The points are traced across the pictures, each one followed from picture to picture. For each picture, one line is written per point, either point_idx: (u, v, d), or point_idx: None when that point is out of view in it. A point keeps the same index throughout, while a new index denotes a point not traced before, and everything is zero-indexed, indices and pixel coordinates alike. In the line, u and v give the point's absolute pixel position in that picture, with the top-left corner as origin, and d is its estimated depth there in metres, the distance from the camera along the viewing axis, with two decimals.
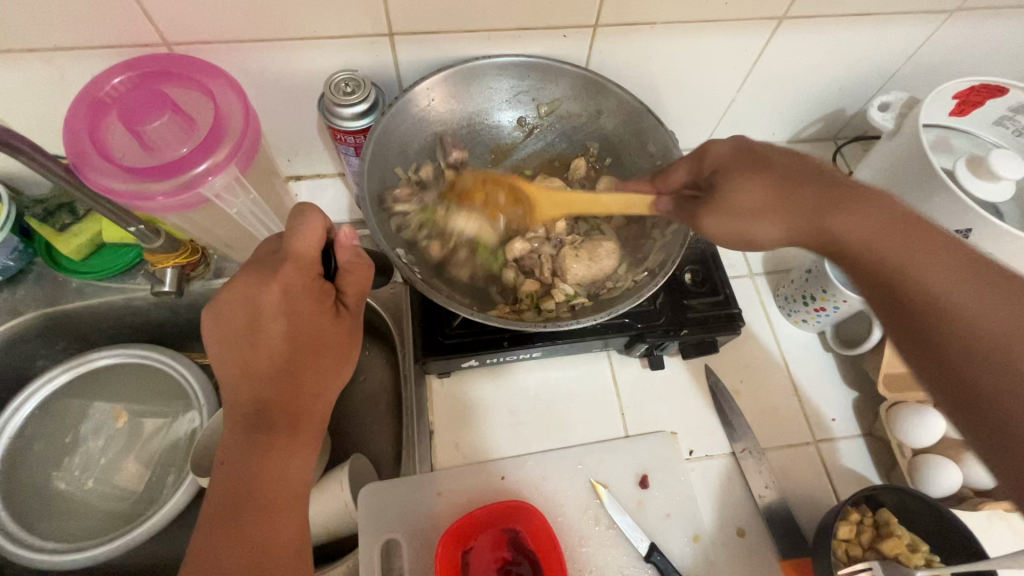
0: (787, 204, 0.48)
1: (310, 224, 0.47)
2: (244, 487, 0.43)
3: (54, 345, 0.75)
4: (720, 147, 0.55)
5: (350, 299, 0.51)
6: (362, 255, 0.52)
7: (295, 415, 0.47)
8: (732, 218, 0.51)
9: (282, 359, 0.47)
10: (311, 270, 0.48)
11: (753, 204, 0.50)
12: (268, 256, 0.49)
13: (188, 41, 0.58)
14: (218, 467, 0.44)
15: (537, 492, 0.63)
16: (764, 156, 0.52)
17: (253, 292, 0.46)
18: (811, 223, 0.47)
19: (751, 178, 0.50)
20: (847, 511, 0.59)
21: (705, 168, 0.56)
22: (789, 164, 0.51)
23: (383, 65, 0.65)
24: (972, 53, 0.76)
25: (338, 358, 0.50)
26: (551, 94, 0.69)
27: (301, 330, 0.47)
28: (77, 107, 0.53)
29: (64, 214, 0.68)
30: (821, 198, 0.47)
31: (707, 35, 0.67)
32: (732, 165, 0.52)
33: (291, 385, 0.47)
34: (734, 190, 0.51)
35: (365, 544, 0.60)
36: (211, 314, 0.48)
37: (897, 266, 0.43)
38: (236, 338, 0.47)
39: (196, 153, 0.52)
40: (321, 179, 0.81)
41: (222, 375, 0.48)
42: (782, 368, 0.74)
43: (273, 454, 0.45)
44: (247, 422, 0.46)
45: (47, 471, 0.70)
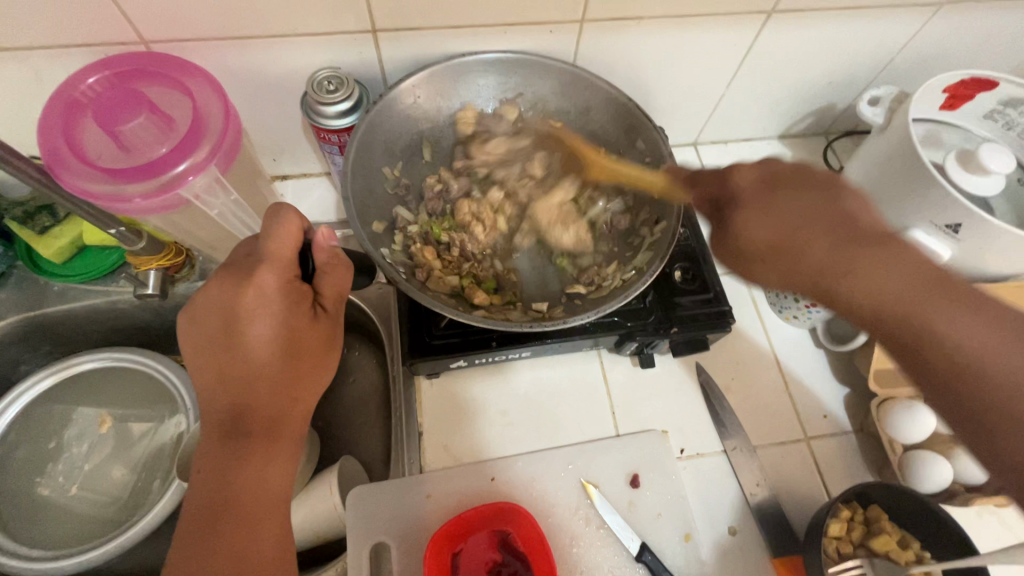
0: (806, 242, 0.44)
1: (286, 225, 0.47)
2: (222, 495, 0.43)
3: (38, 349, 0.73)
4: (743, 170, 0.50)
5: (330, 301, 0.50)
6: (341, 255, 0.51)
7: (272, 421, 0.46)
8: (739, 253, 0.48)
9: (258, 362, 0.46)
10: (288, 271, 0.47)
11: (764, 237, 0.46)
12: (244, 258, 0.48)
13: (166, 39, 0.57)
14: (195, 475, 0.44)
15: (527, 493, 0.63)
16: (784, 188, 0.47)
17: (228, 295, 0.46)
18: (811, 265, 0.43)
19: (772, 213, 0.46)
20: (838, 508, 0.58)
21: (718, 188, 0.51)
22: (819, 204, 0.45)
23: (367, 62, 0.64)
24: (961, 46, 0.75)
25: (317, 360, 0.49)
26: (538, 91, 0.69)
27: (278, 332, 0.46)
28: (51, 106, 0.52)
29: (44, 216, 0.67)
30: (838, 233, 0.43)
31: (696, 29, 0.66)
32: (747, 194, 0.48)
33: (269, 390, 0.46)
34: (742, 218, 0.47)
35: (353, 548, 0.60)
36: (186, 317, 0.47)
37: (910, 310, 0.40)
38: (212, 342, 0.46)
39: (175, 154, 0.51)
40: (307, 179, 0.80)
41: (197, 381, 0.47)
42: (773, 365, 0.73)
43: (251, 462, 0.44)
44: (223, 429, 0.45)
45: (29, 478, 0.69)
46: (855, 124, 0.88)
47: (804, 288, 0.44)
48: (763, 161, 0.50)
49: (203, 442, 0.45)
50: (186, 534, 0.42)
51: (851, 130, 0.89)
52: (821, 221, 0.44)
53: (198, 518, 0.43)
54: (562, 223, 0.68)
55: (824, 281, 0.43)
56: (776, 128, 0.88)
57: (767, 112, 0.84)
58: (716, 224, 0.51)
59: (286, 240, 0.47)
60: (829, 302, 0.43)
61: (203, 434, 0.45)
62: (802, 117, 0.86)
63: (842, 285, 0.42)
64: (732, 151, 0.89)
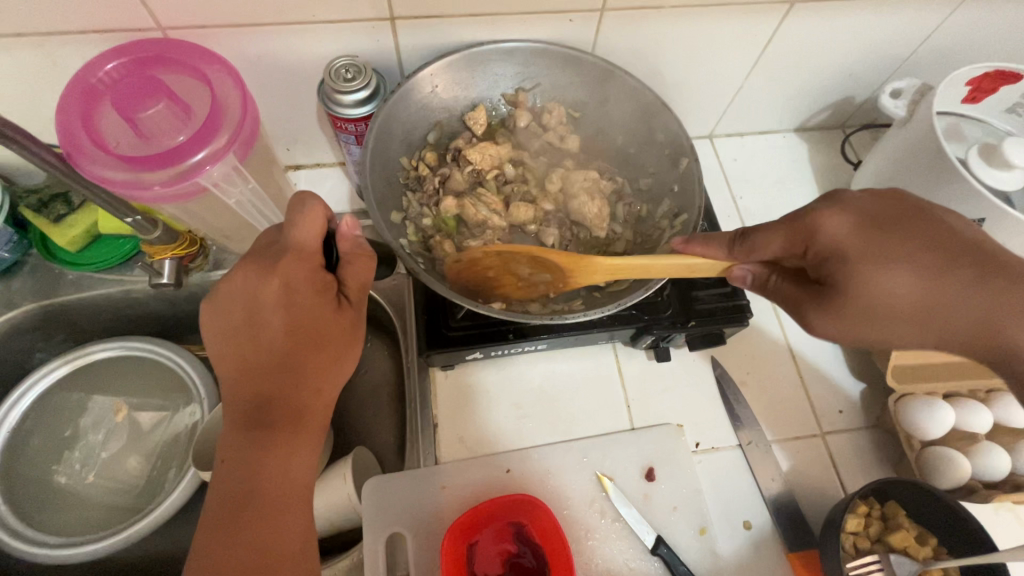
0: (908, 290, 0.45)
1: (311, 215, 0.47)
2: (245, 486, 0.43)
3: (52, 337, 0.73)
4: (834, 221, 0.47)
5: (353, 291, 0.50)
6: (362, 244, 0.51)
7: (295, 413, 0.45)
8: (867, 319, 0.46)
9: (282, 352, 0.46)
10: (312, 262, 0.47)
11: (908, 296, 0.45)
12: (267, 247, 0.48)
13: (183, 25, 0.56)
14: (219, 466, 0.44)
15: (543, 485, 0.63)
16: (899, 237, 0.46)
17: (252, 285, 0.46)
18: (914, 312, 0.45)
19: (906, 271, 0.45)
20: (857, 504, 0.58)
21: (816, 247, 0.48)
22: (938, 239, 0.46)
23: (384, 50, 0.63)
24: (984, 40, 0.74)
25: (340, 351, 0.48)
26: (555, 81, 0.68)
27: (301, 321, 0.46)
28: (69, 94, 0.51)
29: (59, 204, 0.67)
30: (940, 267, 0.45)
31: (717, 19, 0.65)
32: (857, 252, 0.46)
33: (292, 381, 0.46)
34: (878, 284, 0.45)
35: (368, 539, 0.60)
36: (208, 306, 0.47)
37: None
38: (235, 331, 0.46)
39: (195, 142, 0.51)
40: (320, 169, 0.79)
41: (222, 372, 0.47)
42: (789, 360, 0.73)
43: (274, 453, 0.44)
44: (247, 419, 0.44)
45: (47, 465, 0.69)
46: (873, 118, 0.87)
47: (946, 343, 0.46)
48: (836, 204, 0.49)
49: (225, 432, 0.45)
50: (211, 523, 0.42)
51: (868, 123, 0.88)
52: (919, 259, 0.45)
53: (221, 510, 0.42)
54: (587, 194, 0.65)
55: (960, 316, 0.44)
56: (792, 121, 0.87)
57: (785, 105, 0.83)
58: (807, 288, 0.49)
59: (310, 231, 0.47)
60: (974, 352, 0.45)
61: (226, 425, 0.45)
62: (819, 110, 0.85)
63: (980, 324, 0.44)
64: (748, 144, 0.88)
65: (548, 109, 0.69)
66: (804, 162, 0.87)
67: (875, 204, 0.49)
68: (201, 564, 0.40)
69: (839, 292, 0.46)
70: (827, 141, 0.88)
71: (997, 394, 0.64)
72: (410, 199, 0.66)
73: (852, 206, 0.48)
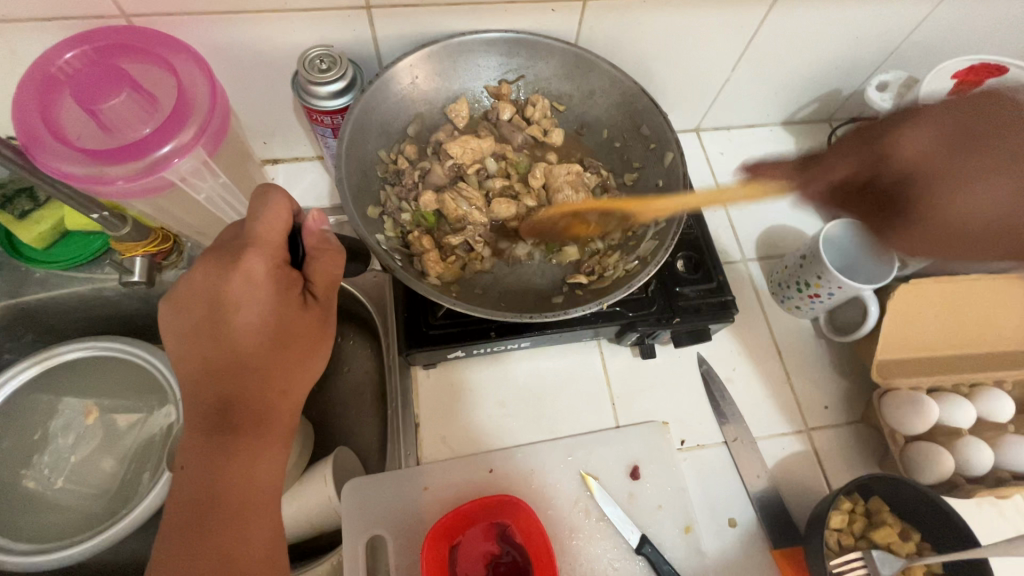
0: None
1: (275, 209, 0.46)
2: (209, 490, 0.41)
3: (20, 338, 0.71)
4: (915, 136, 0.35)
5: (320, 288, 0.48)
6: (330, 240, 0.50)
7: (261, 414, 0.44)
8: (947, 239, 0.33)
9: (245, 351, 0.44)
10: (275, 258, 0.45)
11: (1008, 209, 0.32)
12: (228, 242, 0.46)
13: (147, 13, 0.54)
14: (179, 471, 0.42)
15: (526, 485, 0.62)
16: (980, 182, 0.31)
17: (214, 282, 0.44)
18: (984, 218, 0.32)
19: None
20: (841, 500, 0.57)
21: (886, 167, 0.36)
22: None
23: (361, 40, 0.61)
24: (970, 33, 0.74)
25: (309, 351, 0.47)
26: (539, 73, 0.67)
27: (266, 319, 0.44)
28: (26, 83, 0.49)
29: (24, 200, 0.64)
30: (954, 143, 0.33)
31: (702, 10, 0.64)
32: (953, 160, 0.32)
33: (258, 382, 0.44)
34: (967, 195, 0.32)
35: (348, 543, 0.59)
36: (168, 304, 0.45)
37: None
38: (197, 331, 0.44)
39: (159, 135, 0.49)
40: (299, 164, 0.77)
41: (183, 372, 0.45)
42: (775, 356, 0.72)
43: (239, 457, 0.42)
44: (210, 422, 0.43)
45: (14, 470, 0.67)
46: (860, 111, 0.87)
47: None
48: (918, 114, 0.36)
49: (187, 435, 0.43)
50: (171, 531, 0.40)
51: (856, 117, 0.88)
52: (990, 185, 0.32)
53: (183, 517, 0.41)
54: (571, 184, 0.66)
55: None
56: (779, 115, 0.86)
57: (772, 98, 0.82)
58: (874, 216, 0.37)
59: (273, 224, 0.45)
60: None
61: (187, 427, 0.43)
62: (806, 103, 0.84)
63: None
64: (735, 138, 0.87)
65: (530, 103, 0.68)
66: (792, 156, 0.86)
67: (962, 112, 0.35)
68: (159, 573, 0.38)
69: (908, 209, 0.35)
70: (814, 135, 0.88)
71: (981, 389, 0.64)
72: (388, 193, 0.64)
73: (928, 116, 0.35)
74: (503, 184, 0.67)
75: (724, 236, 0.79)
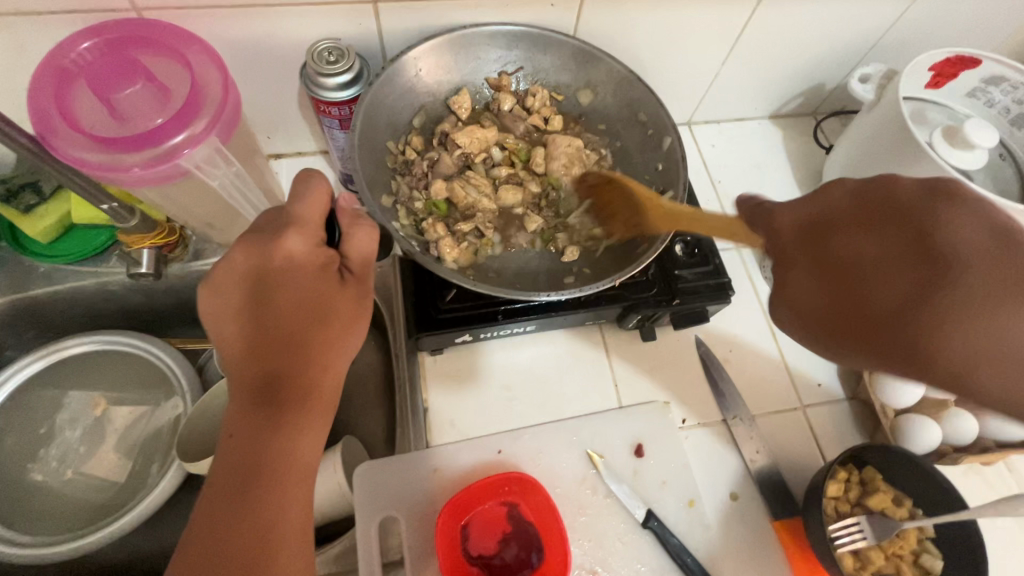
0: (899, 307, 0.34)
1: (315, 191, 0.49)
2: (256, 459, 0.42)
3: (22, 334, 0.71)
4: (837, 192, 0.41)
5: (356, 266, 0.50)
6: (362, 219, 0.52)
7: (305, 387, 0.45)
8: (799, 289, 0.40)
9: (288, 325, 0.45)
10: (314, 236, 0.48)
11: (853, 274, 0.37)
12: (268, 223, 0.48)
13: (158, 6, 0.55)
14: (226, 440, 0.43)
15: (534, 464, 0.63)
16: (841, 235, 0.38)
17: (259, 259, 0.46)
18: (876, 298, 0.36)
19: (858, 253, 0.37)
20: (835, 470, 0.59)
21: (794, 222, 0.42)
22: (909, 243, 0.35)
23: (367, 34, 0.63)
24: (945, 27, 0.78)
25: (348, 329, 0.48)
26: (539, 64, 0.69)
27: (306, 296, 0.46)
28: (40, 74, 0.50)
29: (29, 194, 0.64)
30: (897, 245, 0.36)
31: (694, 5, 0.67)
32: (830, 231, 0.39)
33: (301, 354, 0.45)
34: (826, 259, 0.38)
35: (362, 524, 0.60)
36: (207, 286, 0.46)
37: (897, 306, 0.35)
38: (242, 306, 0.46)
39: (174, 124, 0.50)
40: (302, 158, 0.79)
41: (226, 346, 0.46)
42: (769, 337, 0.75)
43: (284, 427, 0.43)
44: (254, 394, 0.44)
45: (21, 463, 0.67)
46: (843, 105, 0.90)
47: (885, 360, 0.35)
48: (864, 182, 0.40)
49: (234, 406, 0.44)
50: (219, 496, 0.41)
51: (839, 110, 0.91)
52: (940, 227, 0.35)
53: (231, 483, 0.41)
54: (572, 162, 0.68)
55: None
56: (766, 108, 0.89)
57: (760, 92, 0.85)
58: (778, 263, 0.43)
59: (313, 205, 0.48)
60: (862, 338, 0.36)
61: (234, 399, 0.44)
62: (792, 97, 0.88)
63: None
64: (725, 130, 0.90)
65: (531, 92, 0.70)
66: (779, 147, 0.89)
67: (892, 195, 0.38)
68: (208, 533, 0.40)
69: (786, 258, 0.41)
70: (800, 127, 0.91)
71: None
72: (399, 183, 0.65)
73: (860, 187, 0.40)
74: (509, 173, 0.69)
75: None
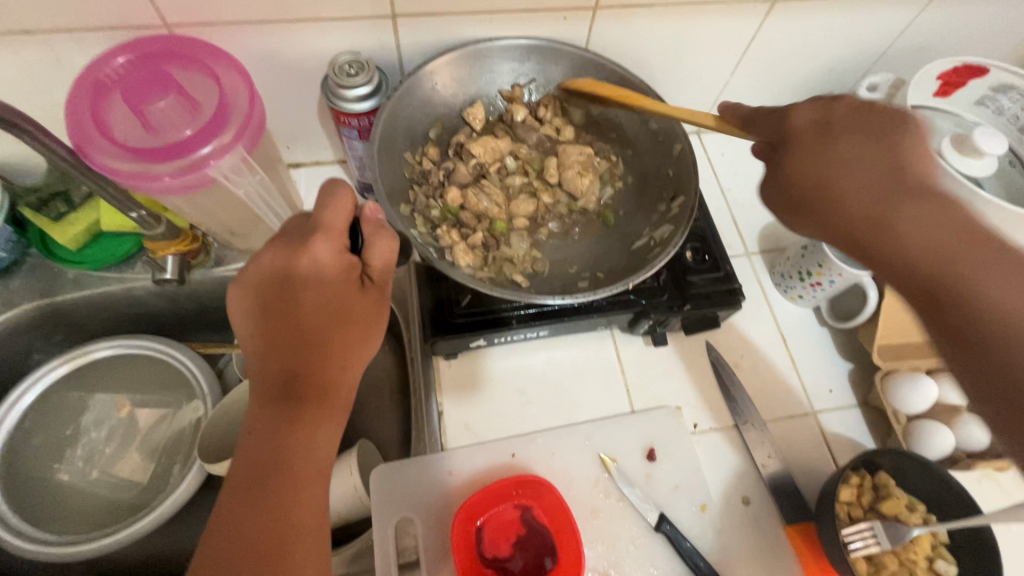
0: (858, 189, 0.46)
1: (341, 198, 0.49)
2: (274, 456, 0.43)
3: (50, 338, 0.73)
4: (805, 113, 0.51)
5: (375, 273, 0.52)
6: (385, 229, 0.52)
7: (323, 388, 0.46)
8: (782, 190, 0.51)
9: (310, 327, 0.47)
10: (339, 243, 0.49)
11: (826, 179, 0.47)
12: (294, 229, 0.50)
13: (188, 24, 0.58)
14: (246, 436, 0.44)
15: (547, 467, 0.64)
16: (843, 135, 0.49)
17: (284, 263, 0.47)
18: (857, 194, 0.46)
19: (835, 155, 0.48)
20: (848, 474, 0.60)
21: (779, 133, 0.52)
22: (882, 155, 0.46)
23: (386, 48, 0.65)
24: (952, 36, 0.79)
25: (365, 332, 0.50)
26: (551, 75, 0.70)
27: (327, 299, 0.48)
28: (78, 89, 0.52)
29: (59, 203, 0.68)
30: (871, 157, 0.46)
31: (703, 17, 0.68)
32: (808, 141, 0.49)
33: (320, 356, 0.47)
34: (805, 166, 0.49)
35: (378, 526, 0.61)
36: (237, 287, 0.48)
37: (872, 206, 0.45)
38: (266, 307, 0.47)
39: (203, 135, 0.52)
40: (320, 167, 0.81)
41: (249, 345, 0.47)
42: (780, 342, 0.76)
43: (302, 426, 0.45)
44: (275, 392, 0.45)
45: (47, 464, 0.69)
46: None
47: (851, 245, 0.46)
48: (830, 103, 0.51)
49: (254, 404, 0.45)
50: (237, 490, 0.42)
51: None
52: (899, 150, 0.46)
53: (249, 478, 0.43)
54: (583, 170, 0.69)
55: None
56: None
57: (769, 101, 0.87)
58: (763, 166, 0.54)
59: (340, 213, 0.49)
60: (848, 233, 0.46)
61: (255, 397, 0.46)
62: None
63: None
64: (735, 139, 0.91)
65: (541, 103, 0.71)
66: None
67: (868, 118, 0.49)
68: (226, 525, 0.41)
69: (772, 165, 0.52)
70: None
71: None
72: (417, 193, 0.67)
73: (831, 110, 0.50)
74: (522, 181, 0.71)
75: (727, 231, 0.83)
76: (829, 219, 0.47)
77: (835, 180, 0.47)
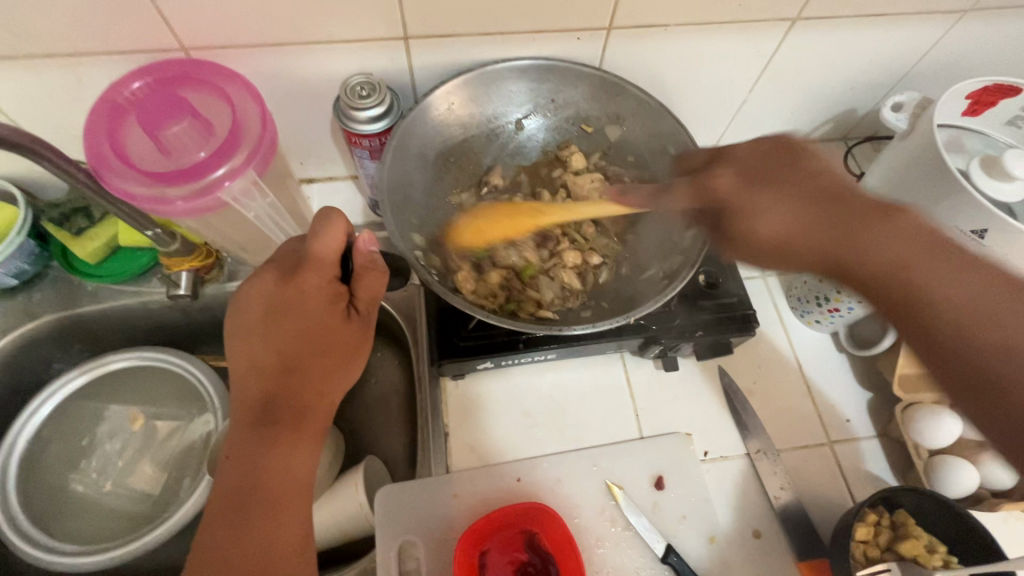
0: (804, 231, 0.49)
1: (332, 229, 0.49)
2: (252, 481, 0.45)
3: (69, 348, 0.75)
4: (724, 177, 0.53)
5: (362, 302, 0.52)
6: (376, 262, 0.53)
7: (302, 413, 0.48)
8: (752, 250, 0.52)
9: (292, 355, 0.49)
10: (328, 272, 0.50)
11: (781, 230, 0.50)
12: (287, 257, 0.52)
13: (205, 46, 0.59)
14: (226, 458, 0.46)
15: (553, 493, 0.63)
16: (771, 181, 0.51)
17: (273, 290, 0.49)
18: (806, 241, 0.49)
19: (775, 201, 0.50)
20: (865, 512, 0.58)
21: (710, 197, 0.53)
22: (806, 180, 0.51)
23: (398, 68, 0.65)
24: (984, 53, 0.75)
25: (345, 359, 0.51)
26: (568, 96, 0.70)
27: (311, 327, 0.49)
28: (96, 112, 0.53)
29: (80, 218, 0.69)
30: (805, 200, 0.50)
31: (719, 36, 0.67)
32: (743, 202, 0.51)
33: (300, 383, 0.49)
34: (761, 222, 0.50)
35: (381, 547, 0.61)
36: (231, 308, 0.51)
37: (831, 243, 0.48)
38: (253, 331, 0.49)
39: (214, 159, 0.52)
40: (333, 182, 0.81)
41: (236, 368, 0.49)
42: (795, 369, 0.73)
43: (277, 451, 0.46)
44: (255, 417, 0.47)
45: (63, 474, 0.70)
46: (877, 130, 0.88)
47: (834, 275, 0.49)
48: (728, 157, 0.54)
49: (234, 427, 0.47)
50: (216, 513, 0.44)
51: (872, 135, 0.89)
52: (816, 175, 0.51)
53: (227, 501, 0.45)
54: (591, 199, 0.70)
55: (989, 320, 0.43)
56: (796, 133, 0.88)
57: (789, 118, 0.84)
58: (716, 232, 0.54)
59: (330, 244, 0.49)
60: (835, 268, 0.49)
61: (235, 420, 0.48)
62: (822, 122, 0.86)
63: None
64: None
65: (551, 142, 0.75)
66: None
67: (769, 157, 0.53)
68: (203, 546, 0.43)
69: (728, 229, 0.53)
70: (831, 153, 0.89)
71: None
72: (427, 220, 0.69)
73: (735, 160, 0.54)
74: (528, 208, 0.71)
75: None
76: (798, 261, 0.50)
77: (791, 227, 0.49)
